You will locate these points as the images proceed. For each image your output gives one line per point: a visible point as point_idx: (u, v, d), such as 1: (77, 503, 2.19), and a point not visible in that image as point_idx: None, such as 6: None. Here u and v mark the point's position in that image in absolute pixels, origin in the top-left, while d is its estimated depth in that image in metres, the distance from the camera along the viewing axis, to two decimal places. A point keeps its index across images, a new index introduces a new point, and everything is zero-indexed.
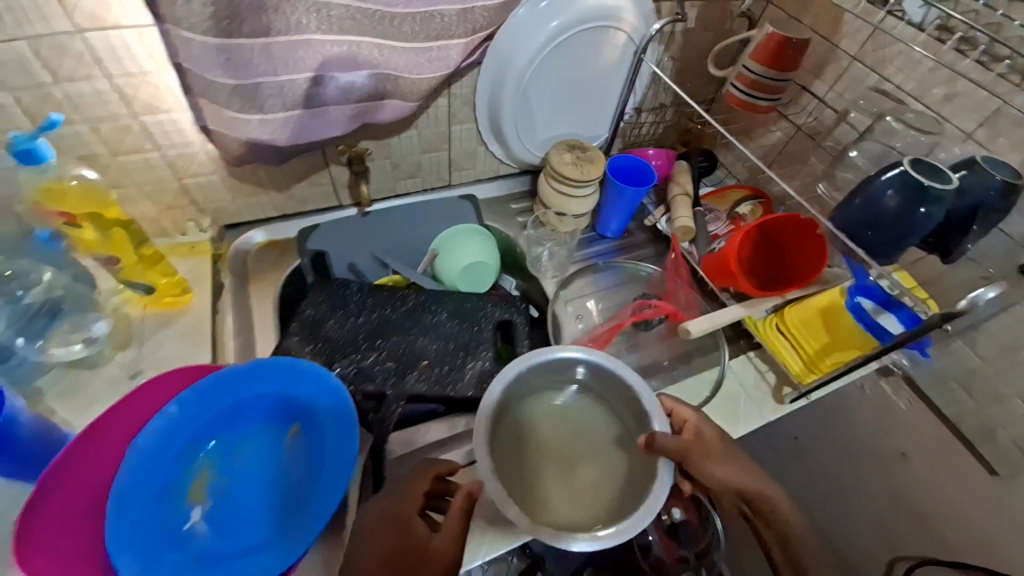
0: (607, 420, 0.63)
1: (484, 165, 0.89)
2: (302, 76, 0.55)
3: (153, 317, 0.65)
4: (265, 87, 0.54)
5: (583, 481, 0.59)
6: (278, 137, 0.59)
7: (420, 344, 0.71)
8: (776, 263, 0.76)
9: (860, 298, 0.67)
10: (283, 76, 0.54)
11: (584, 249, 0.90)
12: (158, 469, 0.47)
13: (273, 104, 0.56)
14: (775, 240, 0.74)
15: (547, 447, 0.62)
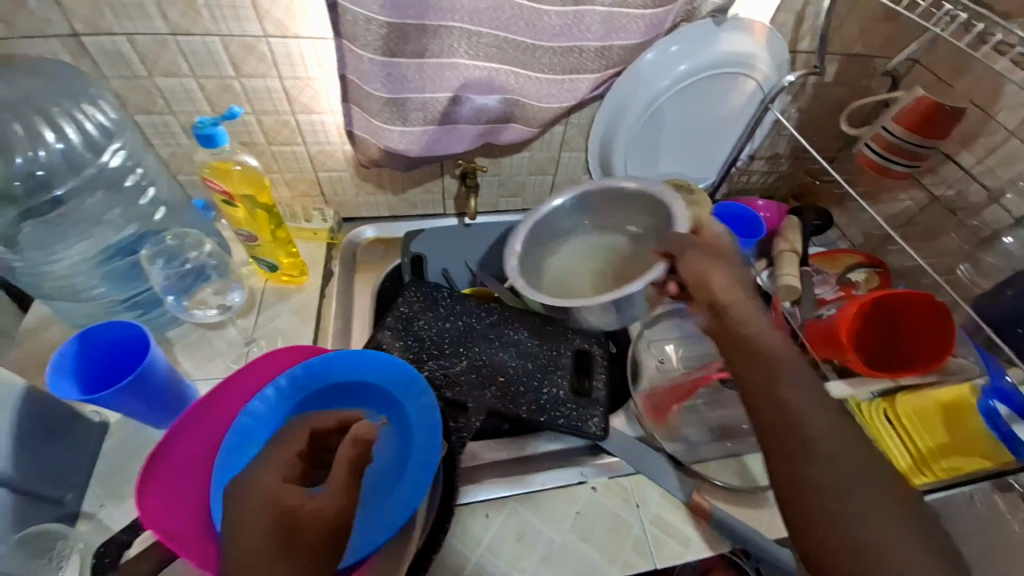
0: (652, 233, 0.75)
1: (584, 193, 0.90)
2: (444, 95, 0.60)
3: (273, 290, 0.72)
4: (412, 101, 0.59)
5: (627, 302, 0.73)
6: (412, 147, 0.64)
7: (498, 359, 0.72)
8: (889, 340, 0.69)
9: (995, 402, 0.62)
10: (427, 92, 0.59)
11: None
12: (262, 434, 0.51)
13: (416, 117, 0.60)
14: (891, 317, 0.68)
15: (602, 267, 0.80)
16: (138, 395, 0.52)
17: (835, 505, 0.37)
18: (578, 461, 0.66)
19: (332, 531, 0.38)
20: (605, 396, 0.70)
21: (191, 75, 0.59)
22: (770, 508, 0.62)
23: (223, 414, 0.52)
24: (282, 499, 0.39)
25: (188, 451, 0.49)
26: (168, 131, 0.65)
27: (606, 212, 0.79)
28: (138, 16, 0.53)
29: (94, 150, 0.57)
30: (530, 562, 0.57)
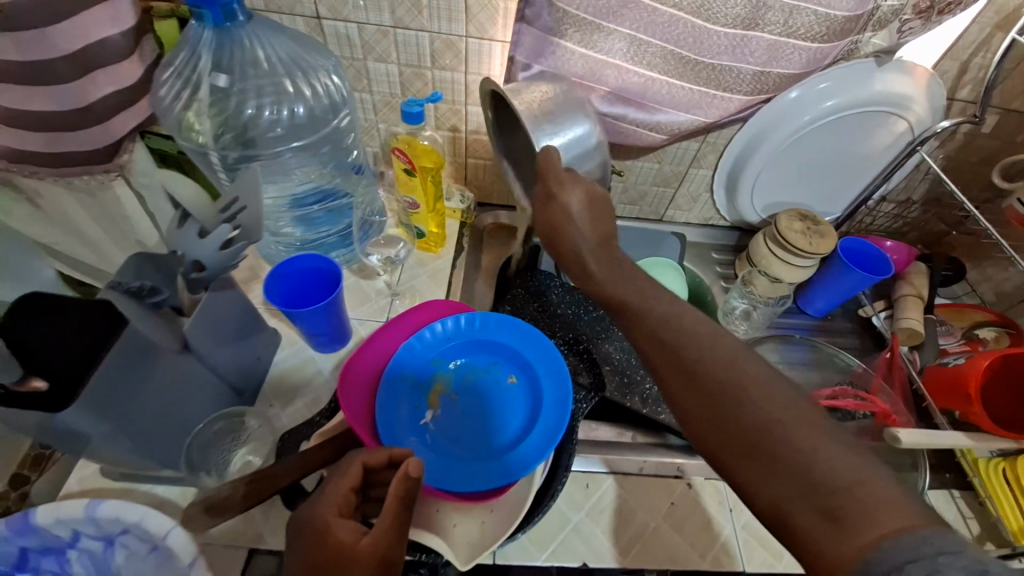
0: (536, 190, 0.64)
1: (700, 210, 0.94)
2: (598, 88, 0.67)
3: (414, 255, 0.81)
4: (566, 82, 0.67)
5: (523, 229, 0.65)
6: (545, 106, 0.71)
7: (606, 350, 0.76)
8: (1018, 404, 0.67)
9: None
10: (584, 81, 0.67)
11: (780, 317, 0.88)
12: (416, 369, 0.60)
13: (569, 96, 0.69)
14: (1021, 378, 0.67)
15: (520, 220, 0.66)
16: (321, 316, 0.61)
17: (750, 421, 0.37)
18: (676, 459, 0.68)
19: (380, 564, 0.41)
20: None
21: (397, 62, 0.71)
22: None
23: (382, 347, 0.62)
24: (336, 536, 0.41)
25: (363, 365, 0.59)
26: (363, 108, 0.77)
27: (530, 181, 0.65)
28: (373, 10, 0.65)
29: (329, 112, 0.69)
30: (623, 536, 0.61)
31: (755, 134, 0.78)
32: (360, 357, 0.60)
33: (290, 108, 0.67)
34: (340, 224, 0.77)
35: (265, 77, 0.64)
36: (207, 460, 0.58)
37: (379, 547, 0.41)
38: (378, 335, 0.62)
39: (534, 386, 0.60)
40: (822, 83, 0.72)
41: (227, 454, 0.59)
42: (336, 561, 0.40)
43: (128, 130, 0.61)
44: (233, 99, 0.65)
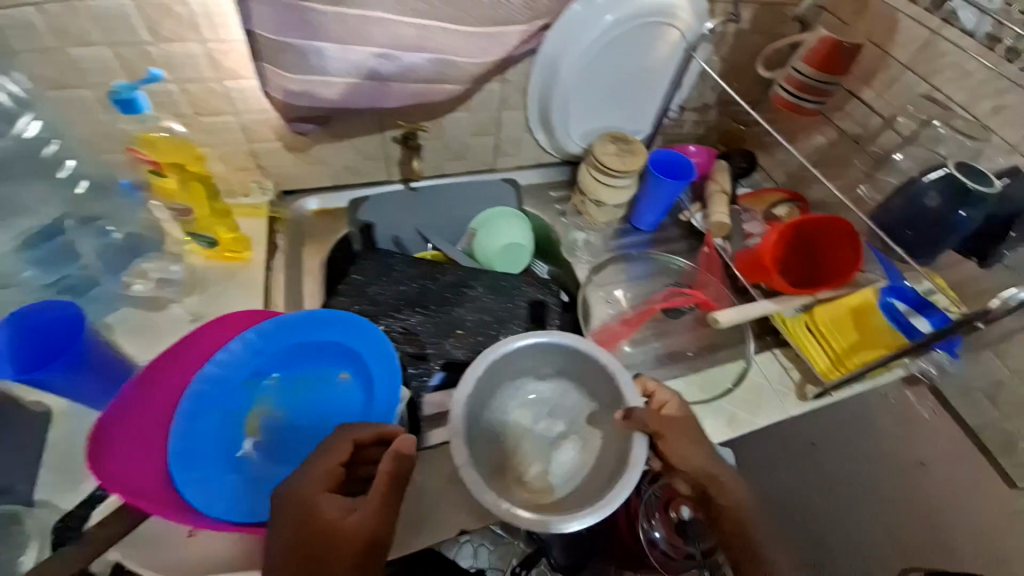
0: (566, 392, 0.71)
1: (526, 152, 0.93)
2: (369, 50, 0.59)
3: (216, 268, 0.70)
4: (328, 51, 0.57)
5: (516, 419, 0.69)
6: (332, 95, 0.62)
7: (456, 315, 0.74)
8: (809, 264, 0.77)
9: (892, 300, 0.68)
10: (350, 46, 0.58)
11: (618, 239, 0.92)
12: (220, 400, 0.52)
13: (337, 68, 0.59)
14: (811, 241, 0.76)
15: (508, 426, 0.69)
16: (74, 372, 0.51)
17: None
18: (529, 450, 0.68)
19: (365, 545, 0.44)
20: None
21: (106, 43, 0.57)
22: (713, 416, 0.71)
23: (166, 389, 0.53)
24: (322, 513, 0.44)
25: (143, 421, 0.51)
26: (86, 106, 0.62)
27: (563, 403, 0.71)
28: None
29: None
30: (505, 483, 0.63)
31: (551, 60, 0.76)
32: (140, 407, 0.51)
33: None
34: (82, 261, 0.62)
35: None
36: None
37: (363, 530, 0.44)
38: (157, 373, 0.52)
39: (364, 376, 0.56)
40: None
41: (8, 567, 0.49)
42: (322, 536, 0.43)
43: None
44: None
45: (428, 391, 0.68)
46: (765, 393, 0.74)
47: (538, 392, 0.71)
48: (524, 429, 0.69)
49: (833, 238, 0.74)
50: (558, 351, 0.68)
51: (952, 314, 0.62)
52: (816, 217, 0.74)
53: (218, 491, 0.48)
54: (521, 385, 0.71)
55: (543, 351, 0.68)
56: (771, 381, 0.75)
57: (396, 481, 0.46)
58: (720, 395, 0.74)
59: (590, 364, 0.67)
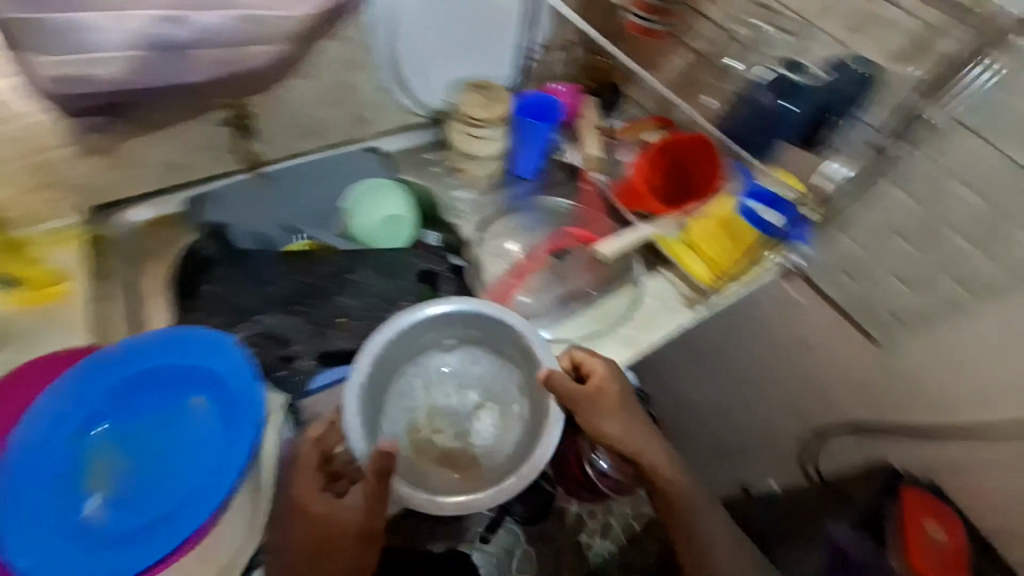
0: (480, 359, 0.71)
1: (390, 117, 0.85)
2: (150, 14, 0.50)
3: (27, 315, 0.63)
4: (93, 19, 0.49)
5: (434, 399, 0.70)
6: (117, 77, 0.51)
7: (338, 301, 0.70)
8: (682, 185, 0.80)
9: (750, 202, 0.73)
10: (126, 14, 0.49)
11: (504, 192, 0.88)
12: (52, 454, 0.48)
13: (111, 40, 0.49)
14: (679, 160, 0.80)
15: (429, 408, 0.70)
16: None
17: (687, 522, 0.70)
18: (444, 424, 0.69)
19: (357, 533, 0.57)
20: None
21: None
22: (610, 345, 0.76)
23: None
24: (315, 510, 0.55)
25: None
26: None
27: (481, 371, 0.71)
28: None
29: None
30: (426, 466, 0.66)
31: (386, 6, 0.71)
32: None
33: None
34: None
35: None
36: None
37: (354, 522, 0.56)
38: None
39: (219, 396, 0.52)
40: None
41: None
42: (320, 526, 0.55)
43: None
44: None
45: (307, 393, 0.66)
46: (656, 311, 0.80)
47: (445, 363, 0.71)
48: (434, 406, 0.70)
49: (698, 154, 0.77)
50: (463, 320, 0.68)
51: (792, 200, 0.73)
52: (681, 137, 0.77)
53: (39, 552, 0.44)
54: (427, 360, 0.70)
55: (444, 324, 0.68)
56: (661, 300, 0.80)
57: (378, 486, 0.55)
58: (614, 321, 0.78)
59: (502, 329, 0.68)
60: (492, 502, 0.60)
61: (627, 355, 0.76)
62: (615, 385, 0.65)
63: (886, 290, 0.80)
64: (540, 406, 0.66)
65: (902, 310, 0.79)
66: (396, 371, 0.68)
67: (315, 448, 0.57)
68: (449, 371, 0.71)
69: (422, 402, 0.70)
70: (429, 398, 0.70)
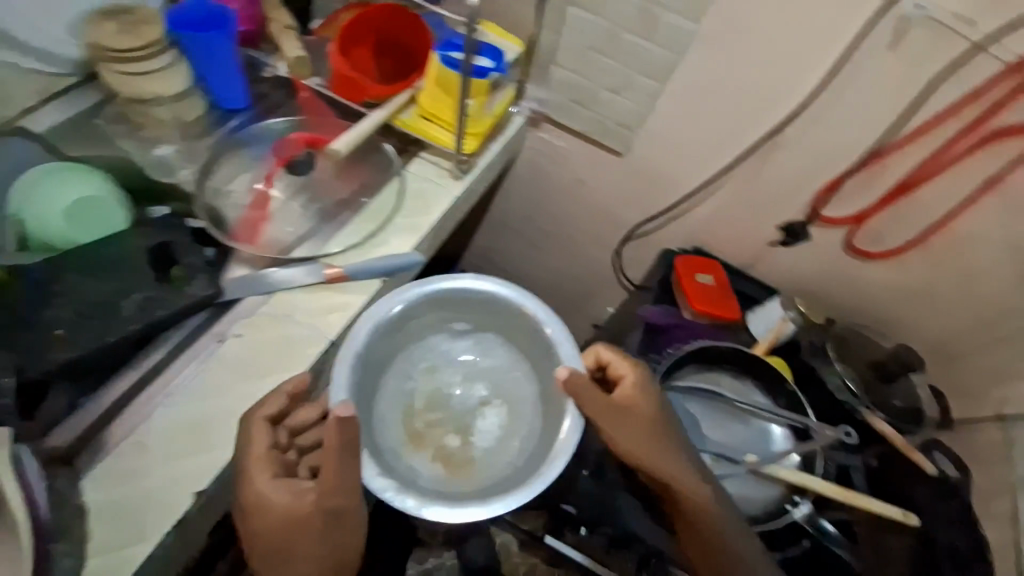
0: (503, 352, 0.74)
1: (22, 88, 0.71)
2: None
3: None
4: None
5: (434, 394, 0.72)
6: None
7: (43, 311, 0.58)
8: (400, 63, 0.81)
9: (453, 54, 0.72)
10: None
11: (216, 129, 0.78)
12: None
13: None
14: (387, 38, 0.79)
15: (418, 410, 0.71)
16: None
17: None
18: (446, 417, 0.71)
19: (313, 507, 0.55)
20: (202, 269, 0.64)
21: None
22: (396, 236, 0.73)
23: None
24: (273, 499, 0.55)
25: None
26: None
27: (500, 357, 0.74)
28: None
29: None
30: (421, 447, 0.69)
31: None
32: None
33: None
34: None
35: None
36: None
37: (310, 503, 0.55)
38: None
39: None
40: None
41: None
42: (279, 513, 0.55)
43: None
44: None
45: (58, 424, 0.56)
46: (426, 191, 0.79)
47: (457, 350, 0.74)
48: (433, 390, 0.72)
49: (399, 23, 0.77)
50: (485, 307, 0.71)
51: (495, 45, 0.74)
52: (364, 12, 0.76)
53: None
54: (430, 342, 0.73)
55: (432, 302, 0.70)
56: (428, 179, 0.80)
57: (335, 449, 0.54)
58: (388, 214, 0.75)
59: (519, 318, 0.71)
60: (459, 511, 0.59)
61: (414, 239, 0.74)
62: (650, 406, 0.68)
63: (605, 103, 0.88)
64: (551, 405, 0.69)
65: (627, 117, 0.88)
66: (392, 354, 0.70)
67: (258, 418, 0.56)
68: (430, 366, 0.73)
69: (421, 386, 0.72)
70: (422, 403, 0.71)
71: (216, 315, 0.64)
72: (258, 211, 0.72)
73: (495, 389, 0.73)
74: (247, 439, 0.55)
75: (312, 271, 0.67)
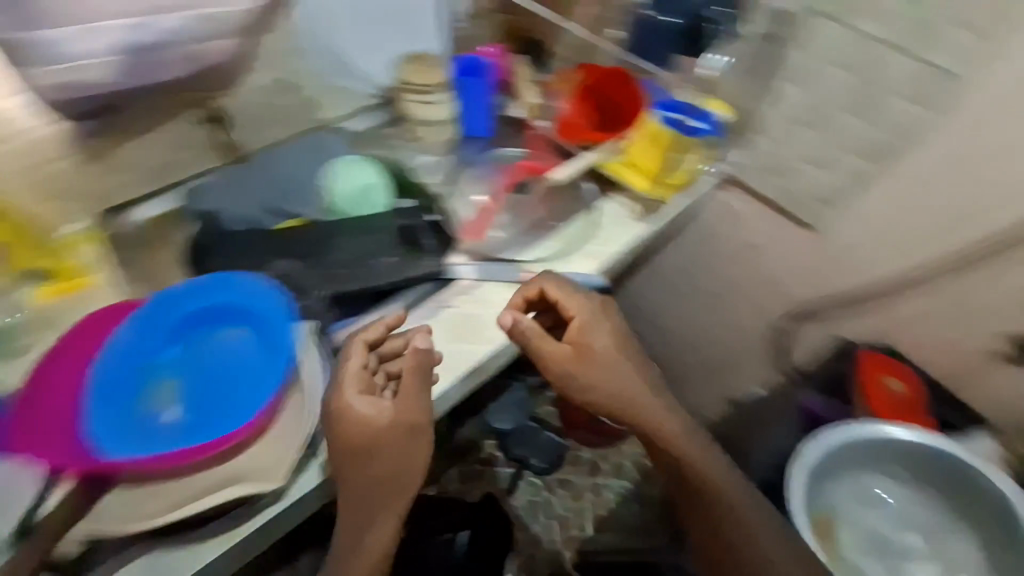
0: (910, 497, 1.03)
1: (345, 101, 0.94)
2: (109, 22, 0.58)
3: (56, 303, 0.67)
4: (36, 37, 0.56)
5: (856, 516, 1.02)
6: (93, 78, 0.60)
7: (329, 261, 0.77)
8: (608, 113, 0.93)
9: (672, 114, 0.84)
10: (88, 23, 0.57)
11: (461, 152, 0.97)
12: (138, 355, 0.59)
13: (75, 49, 0.57)
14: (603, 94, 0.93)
15: (837, 504, 1.02)
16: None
17: None
18: (854, 525, 1.02)
19: (406, 431, 0.59)
20: (436, 251, 0.81)
21: None
22: (579, 260, 0.84)
23: (63, 390, 0.57)
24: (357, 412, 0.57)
25: (63, 402, 0.56)
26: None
27: (899, 492, 1.03)
28: None
29: None
30: (829, 523, 0.99)
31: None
32: (56, 384, 0.57)
33: None
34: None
35: None
36: None
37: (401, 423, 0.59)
38: (35, 415, 0.55)
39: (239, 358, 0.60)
40: None
41: None
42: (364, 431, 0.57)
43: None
44: None
45: (336, 333, 0.73)
46: (612, 228, 0.87)
47: (864, 479, 1.03)
48: (849, 508, 1.03)
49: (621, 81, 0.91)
50: (904, 459, 1.00)
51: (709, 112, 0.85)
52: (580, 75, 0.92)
53: (153, 442, 0.54)
54: (851, 475, 1.03)
55: (874, 449, 1.00)
56: (615, 219, 0.88)
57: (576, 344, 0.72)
58: (580, 241, 0.86)
59: (934, 467, 0.99)
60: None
61: (597, 268, 0.83)
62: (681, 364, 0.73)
63: (800, 176, 0.91)
64: (919, 543, 1.00)
65: (829, 193, 0.90)
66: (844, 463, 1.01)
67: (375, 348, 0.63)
68: (868, 490, 1.04)
69: (842, 494, 1.02)
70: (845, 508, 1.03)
71: (438, 289, 0.81)
72: (481, 223, 0.87)
73: (870, 529, 1.02)
74: (348, 352, 0.61)
75: (509, 272, 0.82)
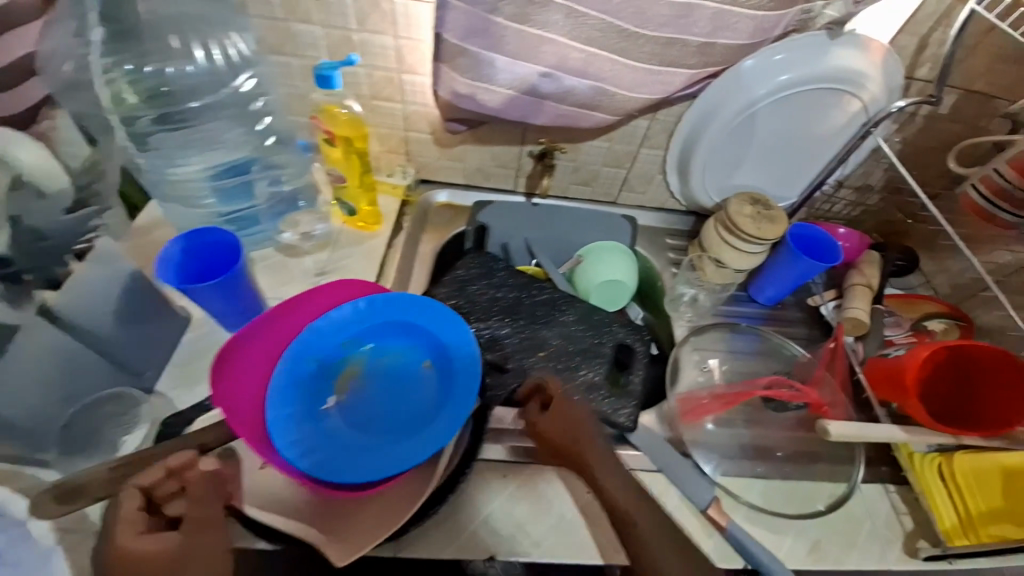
0: None
1: (654, 193, 0.89)
2: (537, 68, 0.61)
3: (349, 232, 0.77)
4: (479, 56, 0.60)
5: None
6: (493, 103, 0.65)
7: (542, 336, 0.73)
8: (960, 401, 0.65)
9: None
10: (520, 62, 0.61)
11: (729, 305, 0.85)
12: (322, 347, 0.55)
13: (502, 80, 0.62)
14: (970, 376, 0.64)
15: None
16: (225, 292, 0.58)
17: None
18: None
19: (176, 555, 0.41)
20: (641, 392, 0.71)
21: (363, 65, 0.69)
22: (794, 539, 0.61)
23: (279, 336, 0.57)
24: (131, 549, 0.41)
25: (263, 345, 0.56)
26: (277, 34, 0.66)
27: None
28: (318, 16, 0.64)
29: (225, 75, 0.64)
30: None
31: (741, 101, 0.71)
32: (267, 330, 0.56)
33: (179, 67, 0.62)
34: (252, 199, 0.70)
35: (231, 106, 0.66)
36: (90, 443, 0.56)
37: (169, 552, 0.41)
38: (253, 347, 0.55)
39: (421, 397, 0.58)
40: (784, 42, 0.67)
41: (116, 439, 0.57)
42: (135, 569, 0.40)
43: (41, 97, 0.57)
44: (173, 97, 0.63)
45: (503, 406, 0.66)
46: (865, 534, 0.63)
47: None
48: None
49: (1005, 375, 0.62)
50: None
51: None
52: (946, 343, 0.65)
53: (311, 441, 0.52)
54: None
55: None
56: (873, 525, 0.63)
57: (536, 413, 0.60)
58: (809, 514, 0.64)
59: None
60: None
61: (812, 565, 0.60)
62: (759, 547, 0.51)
63: None
64: None
65: None
66: None
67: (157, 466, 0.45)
68: None
69: None
70: None
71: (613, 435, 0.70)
72: (712, 407, 0.71)
73: None
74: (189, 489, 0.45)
75: (705, 494, 0.61)
